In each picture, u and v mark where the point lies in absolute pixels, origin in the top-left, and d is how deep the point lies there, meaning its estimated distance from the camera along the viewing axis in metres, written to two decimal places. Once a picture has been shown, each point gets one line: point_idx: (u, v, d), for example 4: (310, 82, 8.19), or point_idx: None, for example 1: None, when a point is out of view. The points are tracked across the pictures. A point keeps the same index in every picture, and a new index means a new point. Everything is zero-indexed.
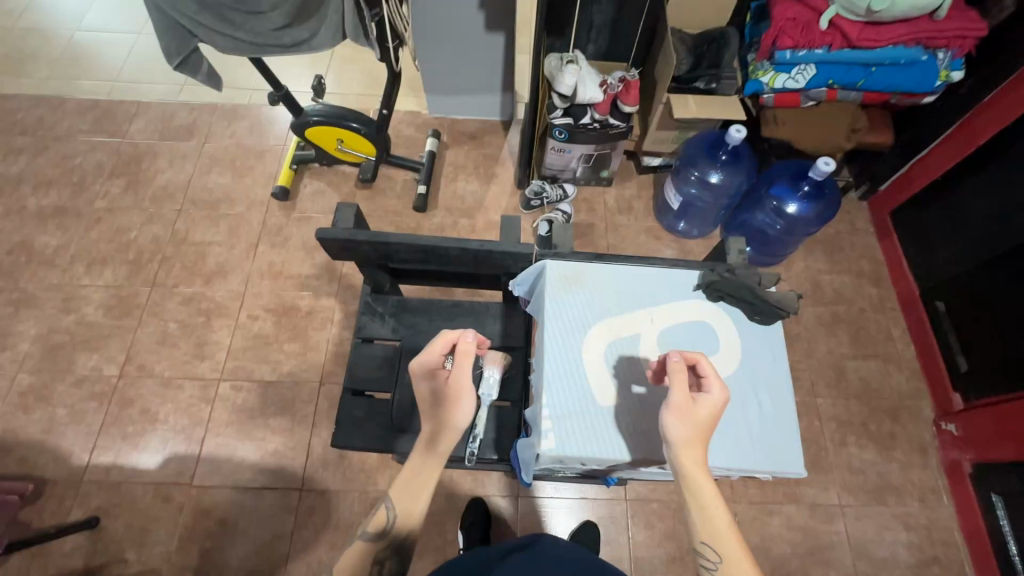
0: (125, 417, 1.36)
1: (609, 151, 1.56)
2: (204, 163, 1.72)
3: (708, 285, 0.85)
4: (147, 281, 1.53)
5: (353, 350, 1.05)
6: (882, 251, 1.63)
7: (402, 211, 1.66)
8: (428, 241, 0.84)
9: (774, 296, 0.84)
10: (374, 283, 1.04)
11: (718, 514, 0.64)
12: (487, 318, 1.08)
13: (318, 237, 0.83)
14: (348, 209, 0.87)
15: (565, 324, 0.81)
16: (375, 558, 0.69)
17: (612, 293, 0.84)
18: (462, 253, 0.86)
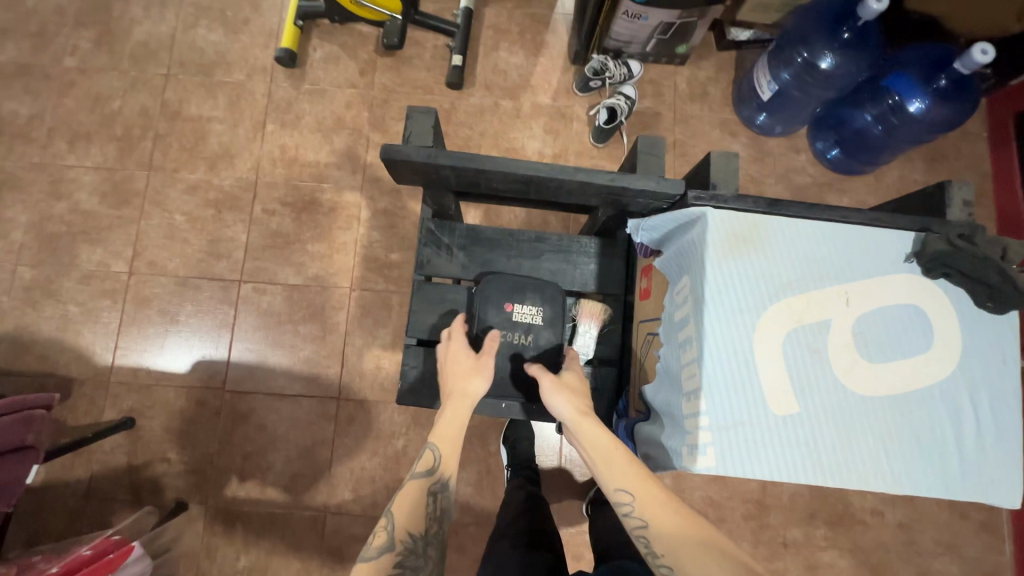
0: (144, 318, 1.27)
1: (694, 20, 1.24)
2: (188, 13, 1.40)
3: (933, 256, 0.67)
4: (142, 164, 1.33)
5: (416, 290, 0.93)
6: (992, 160, 1.40)
7: (433, 87, 1.39)
8: (533, 169, 0.72)
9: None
10: (440, 207, 0.91)
11: (619, 452, 0.66)
12: (579, 259, 0.96)
13: (386, 156, 0.70)
14: (422, 118, 0.74)
15: (730, 310, 0.67)
16: (429, 489, 0.71)
17: (788, 265, 0.68)
18: (572, 185, 0.74)
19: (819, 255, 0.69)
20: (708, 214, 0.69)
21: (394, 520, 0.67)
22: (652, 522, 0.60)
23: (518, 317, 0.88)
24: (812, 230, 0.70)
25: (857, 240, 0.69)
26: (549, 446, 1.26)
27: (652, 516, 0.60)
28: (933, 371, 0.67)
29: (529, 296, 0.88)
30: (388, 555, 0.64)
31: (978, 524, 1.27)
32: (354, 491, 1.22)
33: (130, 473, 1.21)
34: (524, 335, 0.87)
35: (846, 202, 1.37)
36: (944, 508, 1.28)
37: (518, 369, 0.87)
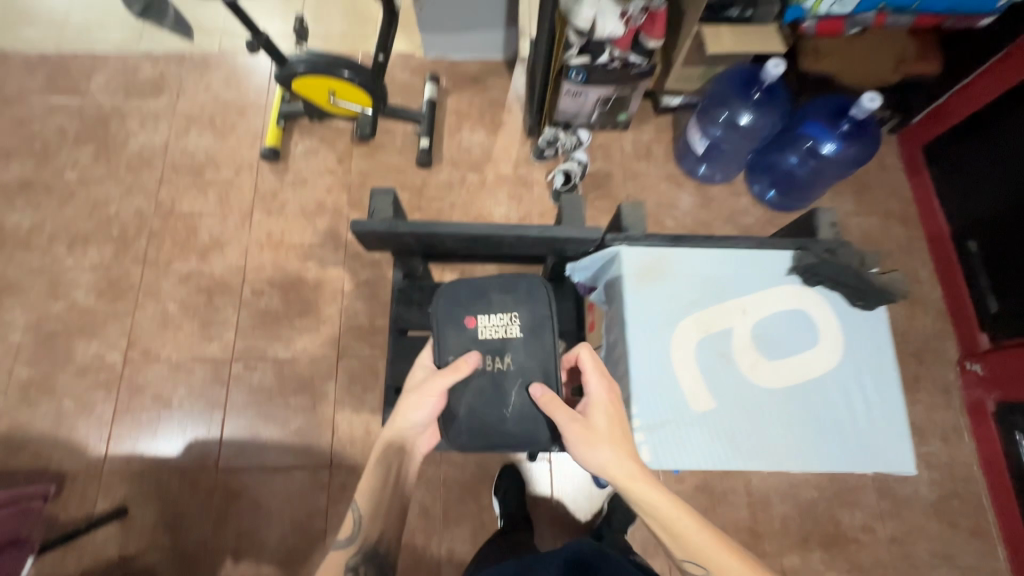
0: (138, 405, 1.31)
1: (628, 94, 1.44)
2: (181, 123, 1.56)
3: (811, 268, 0.92)
4: (137, 259, 1.42)
5: (393, 342, 1.04)
6: (912, 188, 1.56)
7: (405, 168, 1.54)
8: (480, 229, 0.86)
9: (879, 281, 0.91)
10: (408, 266, 1.04)
11: (682, 520, 0.74)
12: None
13: (358, 229, 0.82)
14: (383, 198, 0.87)
15: (652, 327, 0.90)
16: (349, 565, 0.77)
17: (694, 290, 0.92)
18: (515, 239, 0.90)
19: (717, 280, 0.94)
20: (627, 253, 0.93)
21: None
22: None
23: (490, 334, 0.90)
24: (710, 261, 0.95)
25: (749, 264, 0.95)
26: (541, 495, 1.29)
27: None
28: (813, 366, 0.91)
29: (498, 312, 0.91)
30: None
31: (968, 531, 1.30)
32: None
33: (121, 566, 1.20)
34: (500, 356, 0.89)
35: None
36: (932, 518, 1.30)
37: (500, 392, 0.88)
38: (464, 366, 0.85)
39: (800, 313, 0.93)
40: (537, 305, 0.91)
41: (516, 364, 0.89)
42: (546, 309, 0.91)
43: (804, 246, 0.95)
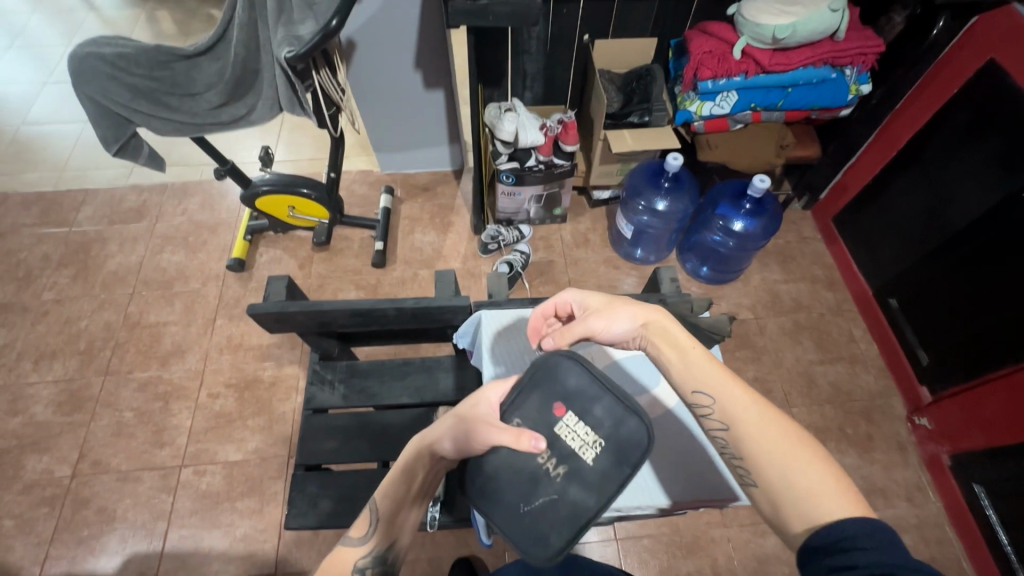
0: (80, 519, 1.28)
1: (557, 190, 1.60)
2: (157, 243, 1.70)
3: None
4: (99, 371, 1.48)
5: (303, 423, 1.01)
6: (832, 255, 1.68)
7: (361, 269, 1.66)
8: (362, 303, 0.90)
9: (706, 321, 0.94)
10: (321, 350, 1.06)
11: (694, 351, 0.67)
12: (439, 371, 1.05)
13: (250, 311, 0.88)
14: (278, 284, 0.94)
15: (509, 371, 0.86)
16: (357, 566, 0.69)
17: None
18: (398, 312, 0.93)
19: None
20: (482, 312, 0.93)
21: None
22: (735, 424, 0.61)
23: (567, 435, 0.66)
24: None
25: None
26: None
27: (734, 415, 0.61)
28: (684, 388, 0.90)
29: (588, 418, 0.65)
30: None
31: None
32: None
33: None
34: (554, 458, 0.65)
35: (725, 306, 1.59)
36: None
37: (525, 490, 0.65)
38: (525, 443, 0.65)
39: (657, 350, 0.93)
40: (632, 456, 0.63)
41: (563, 491, 0.64)
42: (634, 460, 0.62)
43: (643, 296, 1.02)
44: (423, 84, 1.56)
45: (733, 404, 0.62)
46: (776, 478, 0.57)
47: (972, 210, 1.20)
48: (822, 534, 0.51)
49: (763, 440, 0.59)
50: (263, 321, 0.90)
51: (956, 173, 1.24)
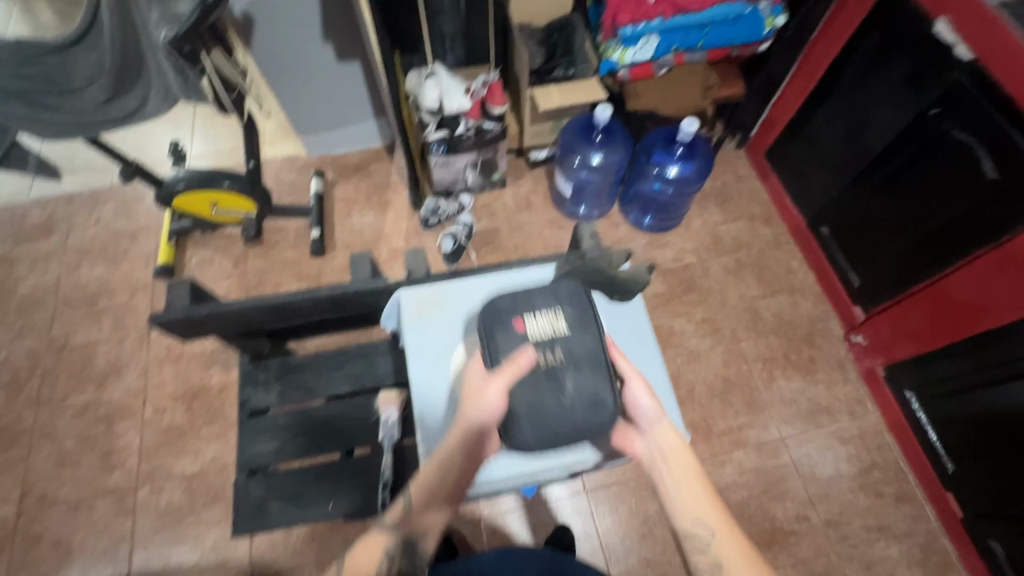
0: (35, 556, 1.23)
1: (493, 155, 1.56)
2: (72, 259, 1.58)
3: (565, 275, 0.97)
4: (30, 402, 1.38)
5: (242, 428, 0.99)
6: (767, 190, 1.72)
7: (301, 260, 1.60)
8: (277, 296, 0.88)
9: (626, 274, 0.99)
10: (251, 350, 1.02)
11: (698, 493, 0.73)
12: (376, 356, 1.03)
13: (156, 321, 0.84)
14: (180, 288, 0.86)
15: (431, 359, 0.88)
16: (386, 551, 0.73)
17: (460, 307, 0.92)
18: (315, 303, 0.91)
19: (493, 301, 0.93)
20: (400, 292, 0.93)
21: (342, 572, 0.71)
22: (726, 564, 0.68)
23: (538, 333, 0.79)
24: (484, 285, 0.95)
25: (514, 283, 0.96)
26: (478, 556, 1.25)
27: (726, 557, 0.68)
28: None
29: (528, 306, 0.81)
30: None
31: (894, 498, 1.33)
32: None
33: None
34: (551, 351, 0.77)
35: (670, 253, 1.62)
36: (858, 493, 1.33)
37: (554, 389, 0.76)
38: (522, 361, 0.76)
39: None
40: (585, 307, 0.80)
41: (574, 365, 0.77)
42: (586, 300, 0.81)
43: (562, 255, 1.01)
44: (336, 57, 1.47)
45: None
46: None
47: (887, 133, 1.25)
48: None
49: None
50: (175, 329, 0.86)
51: (870, 98, 1.27)
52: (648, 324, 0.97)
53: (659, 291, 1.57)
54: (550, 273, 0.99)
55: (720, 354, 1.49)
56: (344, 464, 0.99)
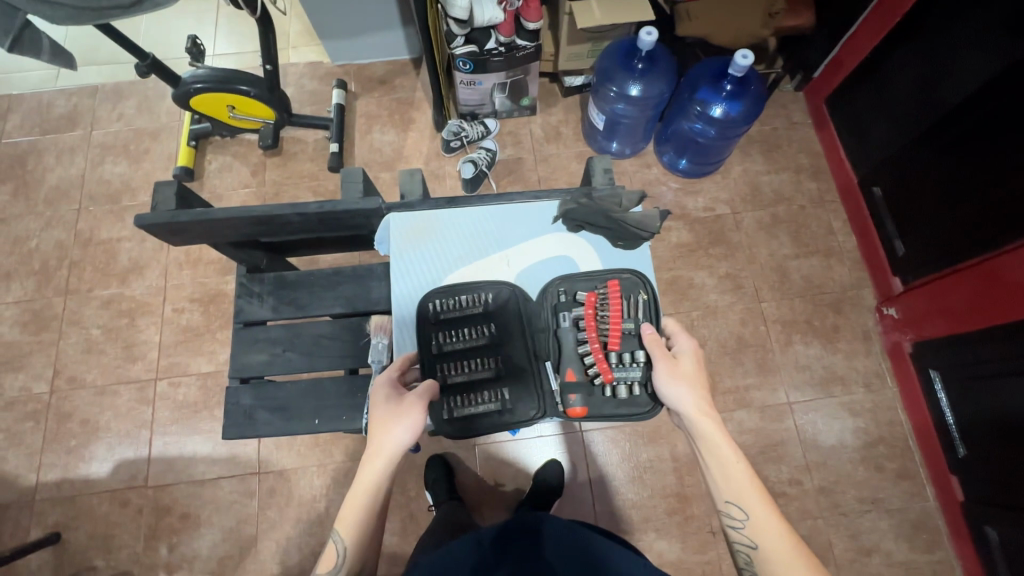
0: (66, 431, 1.33)
1: (523, 77, 1.45)
2: (96, 154, 1.58)
3: (566, 216, 0.92)
4: (59, 290, 1.45)
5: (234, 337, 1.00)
6: (821, 141, 1.57)
7: (318, 174, 1.56)
8: (260, 209, 0.84)
9: (635, 219, 0.91)
10: (249, 261, 1.02)
11: (736, 465, 0.71)
12: (371, 281, 1.01)
13: (139, 225, 0.82)
14: (166, 191, 0.86)
15: (418, 285, 0.90)
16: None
17: (456, 239, 0.93)
18: (302, 218, 0.87)
19: (483, 234, 0.93)
20: (391, 217, 0.92)
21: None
22: (763, 541, 0.67)
23: (467, 342, 0.86)
24: (477, 215, 0.94)
25: (512, 217, 0.94)
26: (469, 479, 1.30)
27: (764, 536, 0.67)
28: None
29: (583, 282, 0.88)
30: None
31: (895, 474, 1.30)
32: (282, 562, 1.23)
33: None
34: (481, 359, 0.86)
35: (702, 202, 1.52)
36: (858, 465, 1.31)
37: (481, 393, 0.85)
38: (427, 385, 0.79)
39: (571, 258, 0.92)
40: (516, 317, 0.88)
41: (504, 372, 0.86)
42: (648, 298, 0.86)
43: (568, 193, 0.95)
44: None
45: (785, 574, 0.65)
46: None
47: (968, 84, 1.09)
48: None
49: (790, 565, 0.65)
50: (160, 233, 0.84)
51: (955, 41, 1.10)
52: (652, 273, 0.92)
53: (684, 240, 1.49)
54: (553, 209, 0.95)
55: (738, 312, 1.43)
56: (332, 382, 0.97)
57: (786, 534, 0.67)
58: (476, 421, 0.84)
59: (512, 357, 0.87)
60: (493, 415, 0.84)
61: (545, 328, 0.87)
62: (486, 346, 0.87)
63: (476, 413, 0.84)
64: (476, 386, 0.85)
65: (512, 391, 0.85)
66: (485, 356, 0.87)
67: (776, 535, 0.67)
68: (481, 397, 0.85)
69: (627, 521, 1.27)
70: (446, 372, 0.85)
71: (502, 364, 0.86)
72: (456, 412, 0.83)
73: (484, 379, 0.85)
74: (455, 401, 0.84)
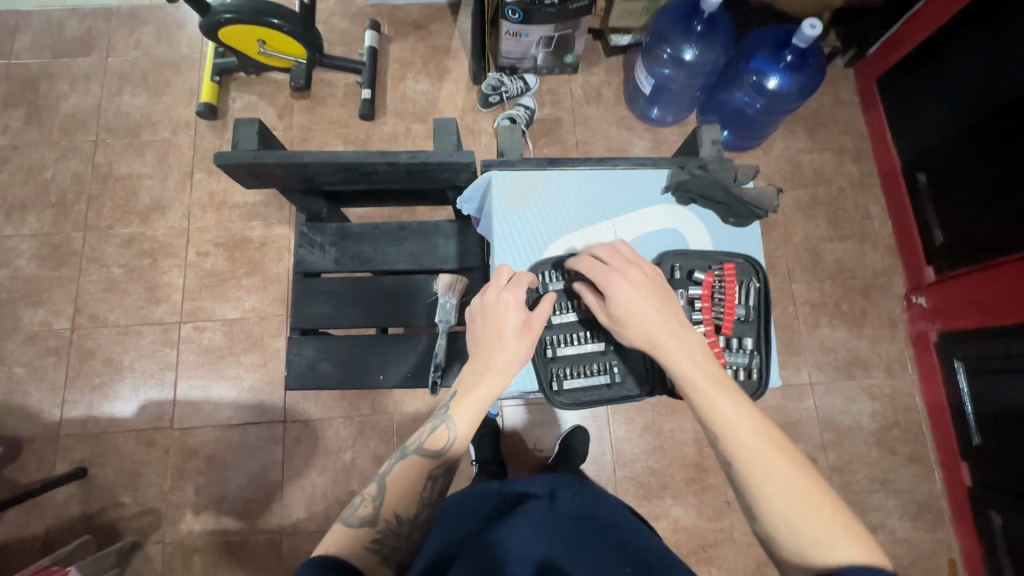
0: (89, 368, 1.32)
1: (571, 32, 1.37)
2: (112, 83, 1.50)
3: (677, 186, 0.90)
4: (78, 225, 1.40)
5: (295, 286, 1.00)
6: (866, 122, 1.53)
7: (348, 121, 1.50)
8: (350, 157, 0.81)
9: (751, 195, 0.87)
10: (309, 210, 1.01)
11: (709, 392, 0.65)
12: (438, 239, 1.02)
13: (216, 161, 0.78)
14: (248, 128, 0.81)
15: (521, 246, 0.88)
16: (430, 473, 0.72)
17: (560, 201, 0.90)
18: (391, 168, 0.84)
19: (589, 200, 0.91)
20: (493, 173, 0.90)
21: (386, 495, 0.67)
22: (751, 476, 0.59)
23: (579, 314, 0.86)
24: (580, 181, 0.92)
25: (617, 185, 0.92)
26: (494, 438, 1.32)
27: (752, 470, 0.59)
28: None
29: (697, 261, 0.87)
30: (368, 528, 0.64)
31: (906, 457, 1.35)
32: (307, 509, 1.25)
33: (85, 522, 1.24)
34: (592, 333, 0.86)
35: None
36: (872, 446, 1.35)
37: (592, 366, 0.86)
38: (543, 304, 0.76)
39: (678, 232, 0.91)
40: None
41: (614, 347, 0.86)
42: (761, 286, 0.85)
43: (677, 161, 0.93)
44: None
45: (826, 553, 0.54)
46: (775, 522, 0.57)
47: None
48: None
49: (782, 499, 0.57)
50: (233, 173, 0.81)
51: None
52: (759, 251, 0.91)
53: None
54: (661, 178, 0.93)
55: (769, 292, 1.43)
56: (396, 338, 0.99)
57: (815, 490, 0.57)
58: (584, 394, 0.86)
59: None
60: (603, 388, 0.86)
61: None
62: (595, 319, 0.86)
63: (584, 386, 0.85)
64: (584, 359, 0.86)
65: (621, 365, 0.86)
66: (593, 329, 0.86)
67: (801, 500, 0.57)
68: (589, 370, 0.86)
69: (646, 487, 1.30)
70: (555, 343, 0.86)
71: (613, 339, 0.86)
72: (566, 384, 0.85)
73: (593, 353, 0.86)
74: (564, 372, 0.86)
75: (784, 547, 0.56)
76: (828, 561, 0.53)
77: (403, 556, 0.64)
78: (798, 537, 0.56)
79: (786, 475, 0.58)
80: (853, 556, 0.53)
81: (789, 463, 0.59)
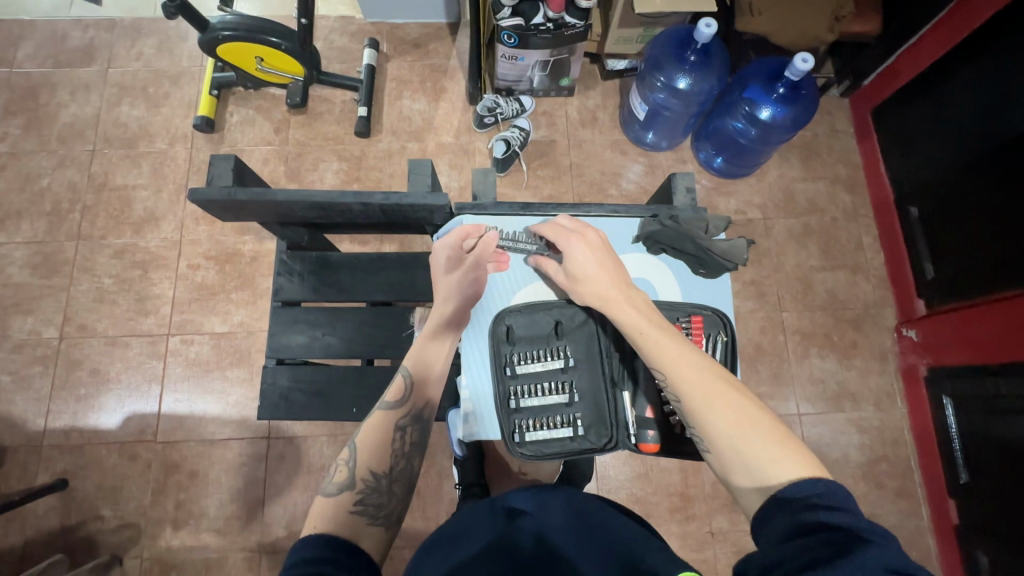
0: (75, 378, 1.32)
1: (567, 56, 1.37)
2: (112, 94, 1.51)
3: (649, 237, 0.92)
4: (71, 234, 1.41)
5: (273, 315, 1.01)
6: (861, 153, 1.53)
7: (344, 137, 1.51)
8: (323, 196, 0.81)
9: (720, 249, 0.88)
10: (289, 239, 1.01)
11: (646, 335, 0.74)
12: (417, 268, 1.02)
13: (191, 199, 0.79)
14: (223, 164, 0.82)
15: (491, 292, 0.91)
16: (396, 425, 0.78)
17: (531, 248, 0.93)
18: (365, 207, 0.84)
19: None
20: (465, 217, 0.93)
21: (358, 457, 0.72)
22: (700, 414, 0.66)
23: (541, 364, 0.88)
24: None
25: None
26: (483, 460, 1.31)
27: (705, 408, 0.65)
28: None
29: (666, 312, 0.88)
30: (347, 493, 0.68)
31: (894, 492, 1.34)
32: (288, 527, 1.24)
33: (63, 535, 1.23)
34: (560, 386, 0.87)
35: (734, 204, 1.49)
36: (859, 480, 1.34)
37: (555, 419, 0.87)
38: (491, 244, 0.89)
39: (647, 282, 0.92)
40: (598, 347, 0.87)
41: (577, 400, 0.87)
42: (728, 340, 0.85)
43: (651, 209, 0.95)
44: None
45: (773, 468, 0.59)
46: (729, 450, 0.62)
47: None
48: (791, 488, 0.57)
49: (734, 428, 0.63)
50: (209, 210, 0.82)
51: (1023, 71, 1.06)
52: (729, 303, 0.92)
53: None
54: (634, 227, 0.96)
55: (758, 320, 1.43)
56: (371, 370, 0.99)
57: (750, 414, 0.64)
58: (548, 446, 0.86)
59: (586, 385, 0.87)
60: (567, 441, 0.86)
61: (621, 356, 0.87)
62: (561, 370, 0.87)
63: (547, 438, 0.86)
64: (548, 411, 0.87)
65: (585, 418, 0.86)
66: (558, 381, 0.87)
67: (744, 429, 0.62)
68: (553, 422, 0.87)
69: None
70: (519, 395, 0.87)
71: (575, 391, 0.87)
72: (528, 436, 0.86)
73: (557, 404, 0.87)
74: (527, 425, 0.86)
75: (735, 475, 0.62)
76: (775, 475, 0.59)
77: (387, 512, 0.69)
78: (748, 462, 0.61)
79: (731, 413, 0.64)
80: (790, 470, 0.58)
81: (729, 400, 0.65)
